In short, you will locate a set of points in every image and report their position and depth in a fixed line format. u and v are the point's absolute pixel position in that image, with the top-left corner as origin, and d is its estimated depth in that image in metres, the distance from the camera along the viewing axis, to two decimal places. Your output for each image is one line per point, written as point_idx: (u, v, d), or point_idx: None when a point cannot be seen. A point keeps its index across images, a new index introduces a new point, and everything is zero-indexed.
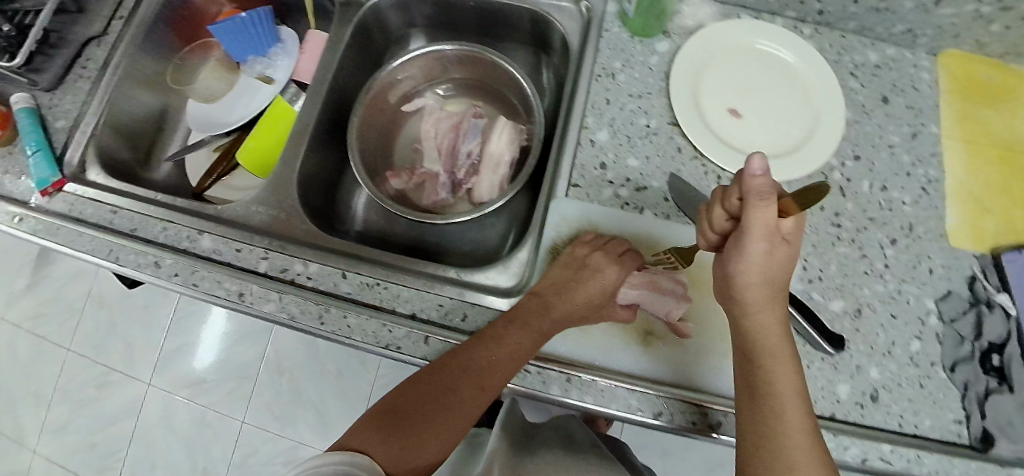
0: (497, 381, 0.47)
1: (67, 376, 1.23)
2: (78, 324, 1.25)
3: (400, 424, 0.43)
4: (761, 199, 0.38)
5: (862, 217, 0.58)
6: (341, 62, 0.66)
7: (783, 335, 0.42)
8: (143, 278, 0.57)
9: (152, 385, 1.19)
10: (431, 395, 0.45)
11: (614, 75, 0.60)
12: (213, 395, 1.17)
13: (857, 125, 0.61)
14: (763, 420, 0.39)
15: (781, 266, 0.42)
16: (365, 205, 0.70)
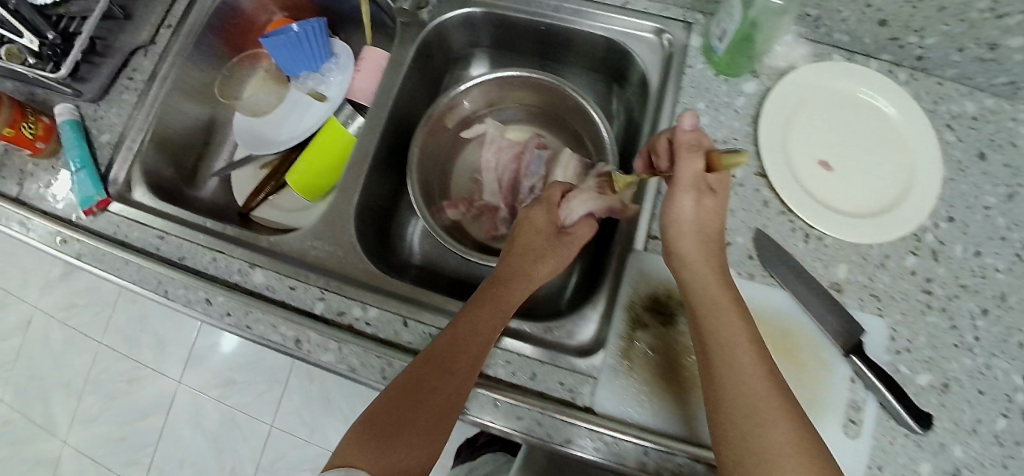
0: (468, 367, 0.47)
1: (97, 368, 1.21)
2: (111, 316, 1.23)
3: (388, 428, 0.44)
4: (692, 152, 0.47)
5: (954, 285, 0.55)
6: (403, 83, 0.62)
7: (722, 287, 0.46)
8: (193, 315, 0.54)
9: (182, 383, 1.17)
10: (411, 391, 0.45)
11: (697, 117, 0.56)
12: (242, 396, 1.15)
13: (952, 182, 0.57)
14: (742, 417, 0.40)
15: (713, 212, 0.49)
16: (421, 236, 0.67)
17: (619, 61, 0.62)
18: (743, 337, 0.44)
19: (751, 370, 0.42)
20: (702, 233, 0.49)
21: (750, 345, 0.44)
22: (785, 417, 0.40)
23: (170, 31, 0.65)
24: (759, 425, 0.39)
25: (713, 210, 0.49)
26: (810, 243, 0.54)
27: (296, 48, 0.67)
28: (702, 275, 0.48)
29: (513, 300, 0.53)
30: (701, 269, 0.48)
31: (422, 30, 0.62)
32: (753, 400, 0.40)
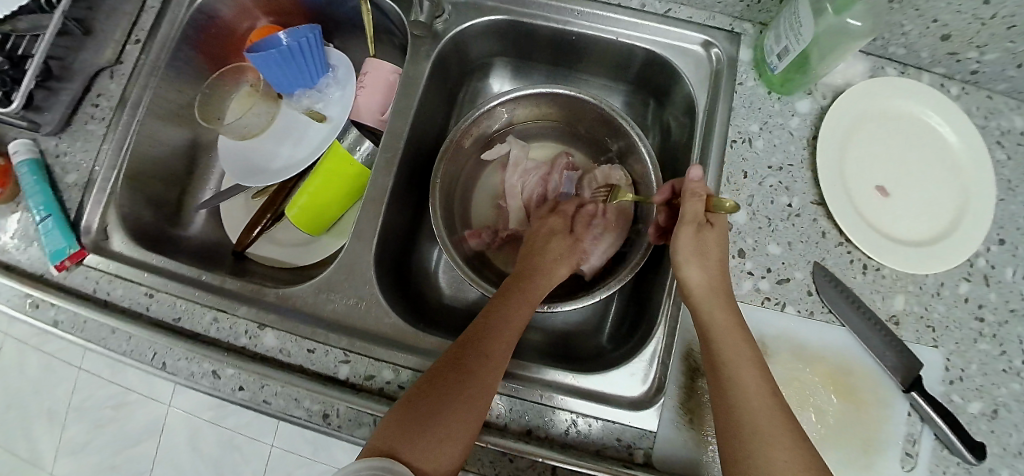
0: (501, 353, 0.45)
1: (79, 395, 1.05)
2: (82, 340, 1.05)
3: (427, 412, 0.41)
4: (692, 197, 0.46)
5: (1004, 310, 0.53)
6: (419, 105, 0.56)
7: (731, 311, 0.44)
8: (200, 390, 0.48)
9: (173, 406, 1.05)
10: (449, 374, 0.42)
11: (751, 140, 0.53)
12: (240, 417, 1.04)
13: (1002, 203, 0.55)
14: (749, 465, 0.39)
15: (719, 244, 0.47)
16: (446, 269, 0.61)
17: (659, 75, 0.58)
18: (753, 379, 0.42)
19: (762, 410, 0.40)
20: (708, 267, 0.46)
21: (758, 366, 0.42)
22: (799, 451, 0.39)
23: (139, 47, 0.59)
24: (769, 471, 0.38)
25: (717, 240, 0.47)
26: (868, 275, 0.52)
27: (292, 66, 0.59)
28: (712, 310, 0.45)
29: (536, 292, 0.50)
30: (709, 303, 0.45)
31: (438, 42, 0.56)
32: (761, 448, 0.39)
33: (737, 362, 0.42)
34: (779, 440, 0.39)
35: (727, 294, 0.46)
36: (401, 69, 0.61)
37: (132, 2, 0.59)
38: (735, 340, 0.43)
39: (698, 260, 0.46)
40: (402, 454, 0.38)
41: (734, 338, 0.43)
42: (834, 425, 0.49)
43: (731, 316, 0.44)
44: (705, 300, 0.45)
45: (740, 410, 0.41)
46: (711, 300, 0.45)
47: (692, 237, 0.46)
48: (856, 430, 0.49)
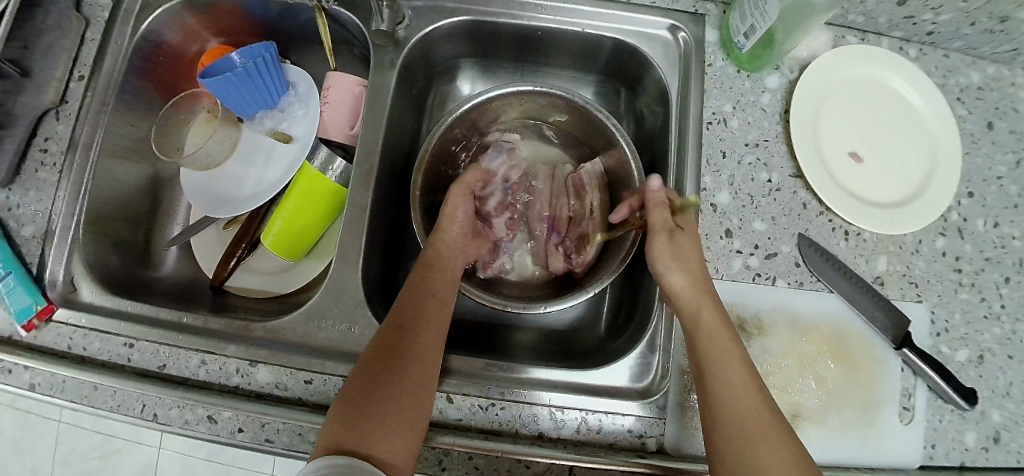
0: (435, 329, 0.44)
1: (62, 451, 1.01)
2: None
3: (372, 402, 0.38)
4: (657, 204, 0.47)
5: (980, 259, 0.56)
6: (389, 117, 0.53)
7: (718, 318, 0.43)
8: (197, 436, 0.46)
9: (164, 448, 1.01)
10: (388, 357, 0.40)
11: (726, 120, 0.53)
12: (235, 451, 1.01)
13: (967, 157, 0.58)
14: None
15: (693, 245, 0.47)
16: None
17: (628, 61, 0.58)
18: (747, 389, 0.40)
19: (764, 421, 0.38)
20: (689, 269, 0.45)
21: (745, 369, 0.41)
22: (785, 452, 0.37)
23: (83, 84, 0.56)
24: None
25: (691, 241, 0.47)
26: (850, 241, 0.53)
27: (250, 87, 0.55)
28: (700, 311, 0.44)
29: (449, 260, 0.49)
30: (699, 308, 0.44)
31: (401, 50, 0.54)
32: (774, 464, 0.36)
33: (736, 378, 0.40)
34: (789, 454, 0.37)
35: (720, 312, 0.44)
36: (366, 79, 0.57)
37: (70, 37, 0.55)
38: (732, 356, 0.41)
39: (678, 265, 0.45)
40: (352, 446, 0.35)
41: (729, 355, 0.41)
42: (835, 390, 0.50)
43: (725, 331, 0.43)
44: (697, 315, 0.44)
45: (737, 423, 0.38)
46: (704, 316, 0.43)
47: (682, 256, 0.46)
48: (854, 392, 0.50)
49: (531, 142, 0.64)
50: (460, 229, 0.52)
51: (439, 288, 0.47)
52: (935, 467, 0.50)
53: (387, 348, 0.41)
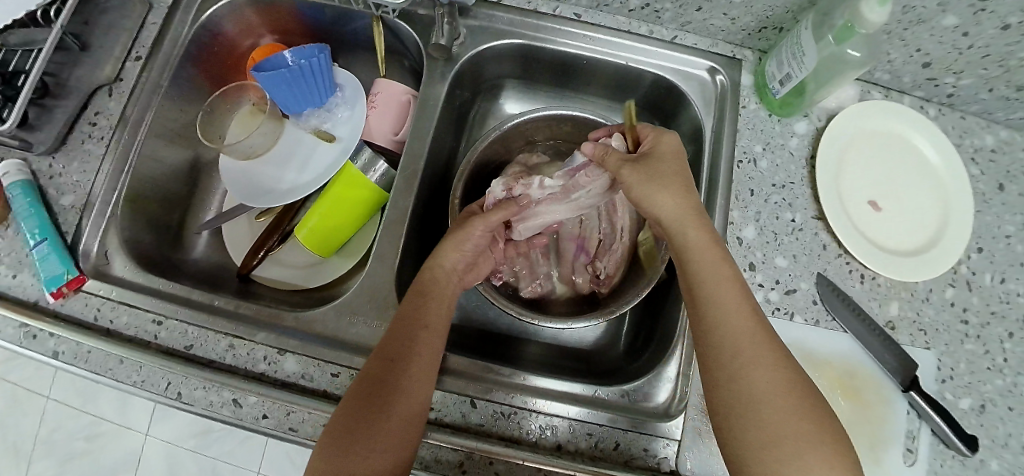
0: (425, 369, 0.44)
1: (47, 429, 0.99)
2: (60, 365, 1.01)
3: (359, 438, 0.40)
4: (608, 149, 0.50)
5: (986, 312, 0.58)
6: (435, 126, 0.55)
7: (711, 251, 0.44)
8: (219, 419, 0.47)
9: (152, 436, 0.99)
10: (376, 390, 0.42)
11: (755, 160, 0.55)
12: (224, 445, 0.99)
13: (978, 215, 0.61)
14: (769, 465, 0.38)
15: (673, 164, 0.46)
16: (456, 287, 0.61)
17: (664, 95, 0.60)
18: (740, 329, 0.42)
19: (780, 397, 0.40)
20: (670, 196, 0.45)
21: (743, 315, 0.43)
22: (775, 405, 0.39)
23: (139, 64, 0.58)
24: (801, 466, 0.38)
25: (675, 169, 0.46)
26: (865, 284, 0.55)
27: (302, 85, 0.57)
28: (684, 243, 0.45)
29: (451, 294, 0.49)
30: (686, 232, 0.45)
31: (453, 64, 0.56)
32: (785, 441, 0.38)
33: (746, 348, 0.41)
34: (802, 428, 0.38)
35: (739, 277, 0.45)
36: (414, 91, 0.58)
37: (132, 18, 0.57)
38: (747, 326, 0.42)
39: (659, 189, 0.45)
40: None
41: (746, 326, 0.42)
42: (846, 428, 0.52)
43: (742, 299, 0.43)
44: (705, 279, 0.44)
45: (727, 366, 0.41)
46: (716, 282, 0.43)
47: (699, 229, 0.45)
48: (862, 432, 0.52)
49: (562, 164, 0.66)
50: (462, 258, 0.50)
51: (435, 320, 0.47)
52: None
53: (376, 381, 0.42)
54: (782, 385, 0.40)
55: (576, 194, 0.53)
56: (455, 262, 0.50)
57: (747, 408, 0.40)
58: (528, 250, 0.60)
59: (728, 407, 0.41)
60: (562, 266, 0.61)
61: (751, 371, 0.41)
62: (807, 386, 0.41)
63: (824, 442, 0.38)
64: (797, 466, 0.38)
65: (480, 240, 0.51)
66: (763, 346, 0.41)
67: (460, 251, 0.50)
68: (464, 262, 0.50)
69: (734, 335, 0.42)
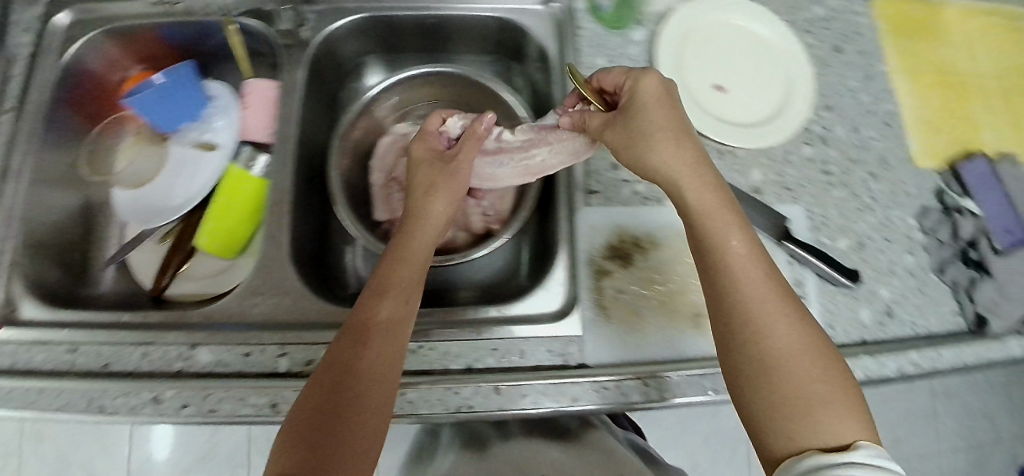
0: (393, 350, 0.40)
1: None
2: None
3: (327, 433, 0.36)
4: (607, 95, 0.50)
5: (846, 161, 0.63)
6: (301, 109, 0.58)
7: (715, 202, 0.42)
8: (143, 421, 0.47)
9: None
10: (342, 378, 0.38)
11: (600, 72, 0.59)
12: None
13: (821, 77, 0.65)
14: (785, 422, 0.36)
15: (672, 118, 0.44)
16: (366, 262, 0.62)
17: (510, 37, 0.63)
18: (758, 282, 0.40)
19: (798, 358, 0.38)
20: (677, 145, 0.43)
21: (761, 267, 0.41)
22: (805, 363, 0.38)
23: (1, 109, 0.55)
24: (822, 423, 0.35)
25: (673, 117, 0.44)
26: (725, 160, 0.59)
27: (175, 105, 0.61)
28: (699, 195, 0.42)
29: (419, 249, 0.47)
30: (685, 190, 0.43)
31: (307, 48, 0.58)
32: (807, 397, 0.36)
33: (762, 311, 0.39)
34: (830, 389, 0.37)
35: (757, 244, 0.42)
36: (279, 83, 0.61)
37: None
38: (766, 290, 0.40)
39: (661, 135, 0.43)
40: None
41: (767, 289, 0.40)
42: None
43: (763, 264, 0.41)
44: (726, 243, 0.41)
45: (747, 314, 0.39)
46: (732, 250, 0.41)
47: (716, 192, 0.43)
48: None
49: None
50: (443, 207, 0.50)
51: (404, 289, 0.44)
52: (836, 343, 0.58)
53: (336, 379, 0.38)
54: (799, 345, 0.38)
55: (534, 152, 0.55)
56: (433, 206, 0.49)
57: (765, 367, 0.38)
58: None
59: (749, 365, 0.38)
60: (454, 215, 0.64)
61: (769, 333, 0.38)
62: (830, 349, 0.39)
63: (837, 399, 0.36)
64: (812, 422, 0.36)
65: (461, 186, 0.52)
66: (779, 309, 0.39)
67: (440, 187, 0.50)
68: (443, 202, 0.49)
69: (750, 298, 0.39)
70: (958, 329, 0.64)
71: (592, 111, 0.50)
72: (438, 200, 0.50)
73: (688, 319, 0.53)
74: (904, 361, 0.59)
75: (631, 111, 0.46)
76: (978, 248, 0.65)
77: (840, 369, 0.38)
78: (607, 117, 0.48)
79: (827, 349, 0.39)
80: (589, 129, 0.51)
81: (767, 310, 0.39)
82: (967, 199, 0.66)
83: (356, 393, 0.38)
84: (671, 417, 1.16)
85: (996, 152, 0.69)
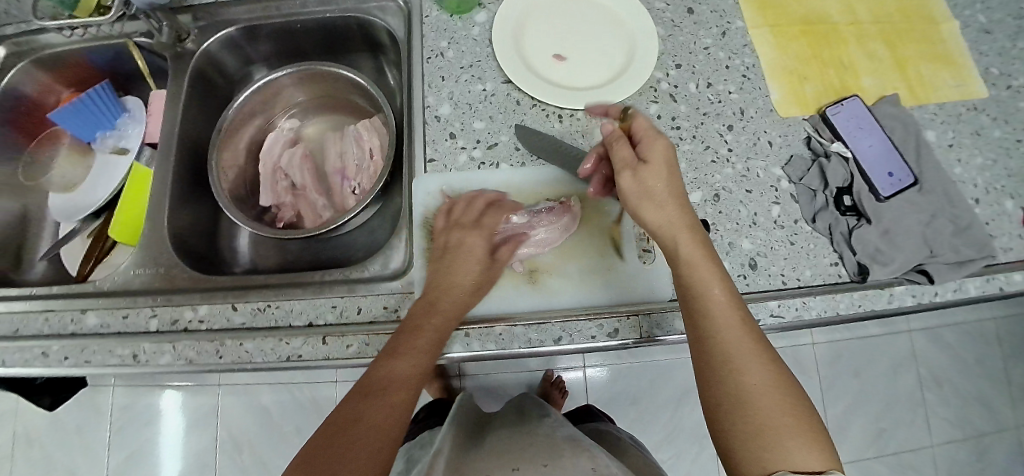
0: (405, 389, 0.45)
1: None
2: (15, 467, 1.11)
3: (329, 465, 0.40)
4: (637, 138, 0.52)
5: (697, 115, 0.64)
6: (186, 110, 0.68)
7: (703, 250, 0.48)
8: (36, 373, 0.55)
9: None
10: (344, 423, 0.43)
11: (442, 53, 0.64)
12: None
13: (671, 38, 0.67)
14: (754, 450, 0.42)
15: (672, 180, 0.50)
16: (250, 244, 0.72)
17: (377, 34, 0.71)
18: (761, 370, 0.44)
19: (767, 394, 0.43)
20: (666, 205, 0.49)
21: (742, 325, 0.46)
22: (780, 397, 0.43)
23: None
24: (781, 452, 0.41)
25: (673, 182, 0.50)
26: (564, 122, 0.62)
27: (87, 114, 0.71)
28: (682, 245, 0.49)
29: (445, 323, 0.49)
30: (680, 241, 0.49)
31: (190, 59, 0.68)
32: (776, 432, 0.42)
33: (744, 352, 0.45)
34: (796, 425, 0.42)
35: (729, 286, 0.48)
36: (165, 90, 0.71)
37: None
38: (740, 334, 0.46)
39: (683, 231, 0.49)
40: None
41: (738, 327, 0.46)
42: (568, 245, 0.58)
43: (735, 309, 0.47)
44: (706, 293, 0.47)
45: (732, 353, 0.45)
46: (707, 293, 0.47)
47: (694, 243, 0.49)
48: (580, 246, 0.58)
49: (314, 122, 0.77)
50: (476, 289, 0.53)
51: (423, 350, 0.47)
52: None
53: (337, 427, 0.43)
54: (771, 380, 0.44)
55: (536, 231, 0.56)
56: (460, 294, 0.52)
57: (740, 402, 0.43)
58: (305, 192, 0.72)
59: (722, 402, 0.44)
60: (334, 198, 0.72)
61: (744, 370, 0.44)
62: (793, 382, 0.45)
63: (801, 431, 0.42)
64: (782, 452, 0.41)
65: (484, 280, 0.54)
66: (752, 350, 0.45)
67: (468, 264, 0.54)
68: (472, 291, 0.53)
69: (731, 342, 0.45)
70: (838, 280, 0.61)
71: (634, 172, 0.50)
72: (464, 287, 0.52)
73: (521, 274, 0.56)
74: (763, 313, 0.58)
75: (652, 162, 0.49)
76: (853, 194, 0.63)
77: (804, 406, 0.44)
78: (636, 179, 0.50)
79: (791, 383, 0.45)
80: (627, 187, 0.50)
81: (756, 383, 0.44)
82: (835, 143, 0.64)
83: (355, 426, 0.42)
84: (633, 411, 1.16)
85: (875, 96, 0.69)
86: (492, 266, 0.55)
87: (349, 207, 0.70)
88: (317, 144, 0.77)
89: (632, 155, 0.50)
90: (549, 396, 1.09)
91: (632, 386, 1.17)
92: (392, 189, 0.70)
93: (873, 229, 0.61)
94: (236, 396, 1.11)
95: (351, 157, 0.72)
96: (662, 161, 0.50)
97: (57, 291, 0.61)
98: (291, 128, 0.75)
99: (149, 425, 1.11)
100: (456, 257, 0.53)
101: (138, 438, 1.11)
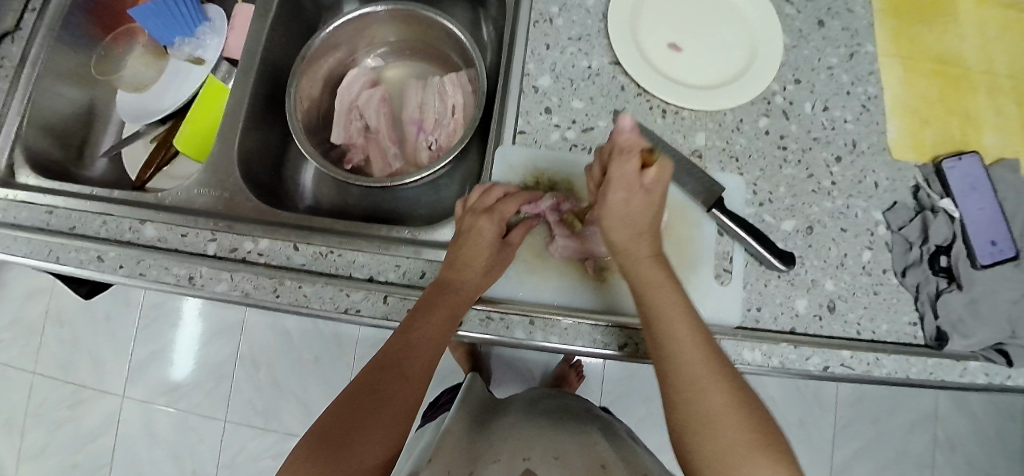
0: (422, 359, 0.46)
1: (38, 400, 1.14)
2: (42, 345, 1.14)
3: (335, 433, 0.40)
4: (622, 154, 0.43)
5: (807, 138, 0.60)
6: (272, 32, 0.65)
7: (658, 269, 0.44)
8: (88, 275, 0.54)
9: (125, 398, 1.11)
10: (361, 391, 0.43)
11: (552, 19, 0.60)
12: (190, 401, 1.10)
13: (795, 49, 0.63)
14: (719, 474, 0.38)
15: (648, 214, 0.45)
16: (314, 180, 0.70)
17: None
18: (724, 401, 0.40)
19: (732, 424, 0.39)
20: (632, 227, 0.44)
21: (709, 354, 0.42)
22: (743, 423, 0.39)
23: (35, 13, 0.65)
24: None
25: (647, 217, 0.45)
26: (667, 119, 0.58)
27: (166, 16, 0.68)
28: (642, 266, 0.44)
29: (450, 300, 0.47)
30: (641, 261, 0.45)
31: None
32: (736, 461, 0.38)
33: (705, 379, 0.41)
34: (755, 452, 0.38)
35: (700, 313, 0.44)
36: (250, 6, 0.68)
37: None
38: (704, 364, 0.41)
39: (621, 224, 0.44)
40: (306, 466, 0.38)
41: (701, 357, 0.41)
42: None
43: (702, 338, 0.42)
44: (666, 312, 0.43)
45: (690, 380, 0.41)
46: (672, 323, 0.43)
47: (656, 267, 0.44)
48: None
49: (396, 65, 0.74)
50: (484, 267, 0.50)
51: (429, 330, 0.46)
52: (759, 328, 0.56)
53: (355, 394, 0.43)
54: (736, 410, 0.40)
55: None
56: (470, 273, 0.49)
57: (708, 434, 0.39)
58: (377, 136, 0.69)
59: (691, 435, 0.40)
60: (406, 148, 0.69)
61: (709, 399, 0.40)
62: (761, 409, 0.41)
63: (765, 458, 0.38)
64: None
65: (492, 260, 0.51)
66: (719, 382, 0.40)
67: (477, 248, 0.50)
68: (483, 273, 0.50)
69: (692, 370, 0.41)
70: (913, 342, 0.57)
71: (626, 197, 0.43)
72: (474, 269, 0.49)
73: (590, 274, 0.54)
74: (834, 360, 0.55)
75: (603, 198, 0.44)
76: (950, 255, 0.58)
77: (773, 431, 0.40)
78: (623, 201, 0.44)
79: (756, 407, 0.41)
80: (612, 209, 0.44)
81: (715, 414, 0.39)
82: (945, 199, 0.60)
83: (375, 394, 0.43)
84: (644, 409, 1.13)
85: (994, 157, 0.63)
86: (502, 251, 0.52)
87: (422, 163, 0.68)
88: (397, 88, 0.73)
89: (632, 180, 0.43)
90: (565, 377, 1.08)
91: (649, 383, 1.13)
92: (467, 151, 0.67)
93: (963, 297, 0.57)
94: (262, 317, 1.11)
95: (435, 109, 0.68)
96: (656, 190, 0.44)
97: (117, 195, 0.60)
98: (377, 67, 0.73)
99: (172, 329, 1.13)
100: (466, 242, 0.50)
101: (159, 339, 1.13)
